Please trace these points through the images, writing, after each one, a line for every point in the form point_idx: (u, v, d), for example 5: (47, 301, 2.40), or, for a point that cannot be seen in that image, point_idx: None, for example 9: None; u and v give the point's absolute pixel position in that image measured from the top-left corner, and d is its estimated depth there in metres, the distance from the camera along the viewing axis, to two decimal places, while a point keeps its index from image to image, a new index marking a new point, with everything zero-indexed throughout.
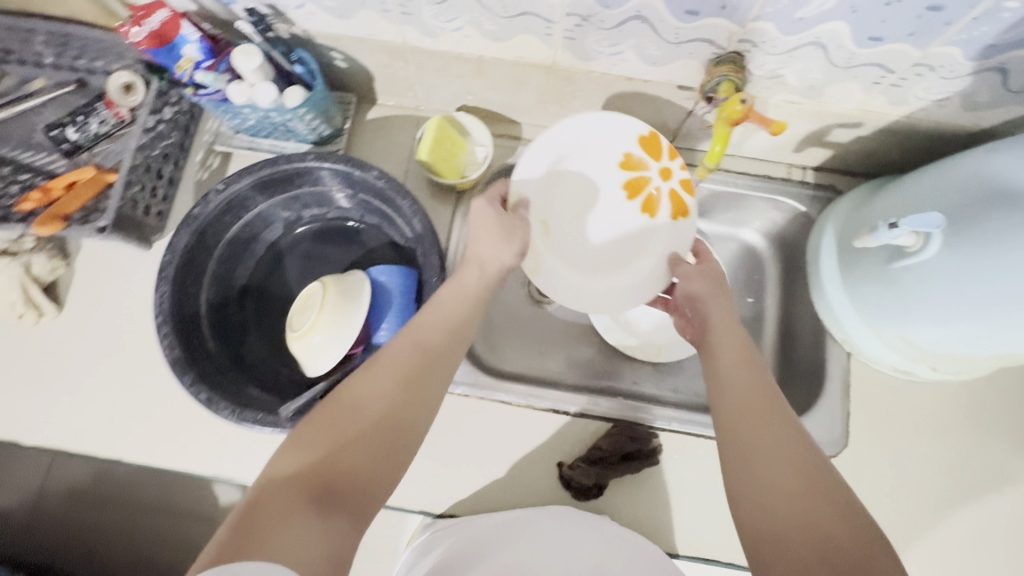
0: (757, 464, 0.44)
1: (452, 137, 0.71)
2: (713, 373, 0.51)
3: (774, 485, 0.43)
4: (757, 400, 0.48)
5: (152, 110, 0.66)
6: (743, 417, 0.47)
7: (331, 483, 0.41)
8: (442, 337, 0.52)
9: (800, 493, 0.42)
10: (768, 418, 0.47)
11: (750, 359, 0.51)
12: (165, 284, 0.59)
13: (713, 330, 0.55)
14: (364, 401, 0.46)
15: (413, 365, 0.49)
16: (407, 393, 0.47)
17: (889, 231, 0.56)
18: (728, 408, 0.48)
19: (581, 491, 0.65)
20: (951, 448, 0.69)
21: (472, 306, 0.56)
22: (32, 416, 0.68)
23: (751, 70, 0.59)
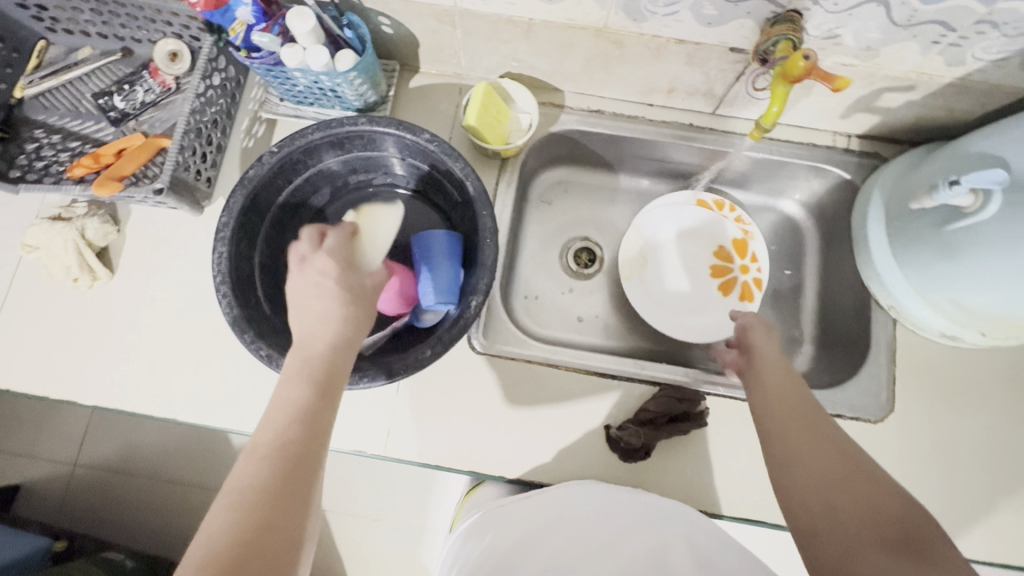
0: (803, 465, 0.49)
1: (498, 104, 0.71)
2: (761, 394, 0.55)
3: (825, 486, 0.47)
4: (811, 427, 0.51)
5: (203, 75, 0.68)
6: (798, 446, 0.50)
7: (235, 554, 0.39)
8: (298, 382, 0.49)
9: (846, 487, 0.47)
10: (803, 426, 0.51)
11: (790, 379, 0.56)
12: (223, 244, 0.60)
13: (763, 358, 0.59)
14: (250, 468, 0.44)
15: (283, 413, 0.47)
16: (292, 444, 0.45)
17: (949, 188, 0.55)
18: (776, 427, 0.52)
19: (629, 452, 0.66)
20: (999, 413, 0.69)
21: (340, 324, 0.52)
22: (88, 377, 0.69)
23: (807, 30, 0.59)
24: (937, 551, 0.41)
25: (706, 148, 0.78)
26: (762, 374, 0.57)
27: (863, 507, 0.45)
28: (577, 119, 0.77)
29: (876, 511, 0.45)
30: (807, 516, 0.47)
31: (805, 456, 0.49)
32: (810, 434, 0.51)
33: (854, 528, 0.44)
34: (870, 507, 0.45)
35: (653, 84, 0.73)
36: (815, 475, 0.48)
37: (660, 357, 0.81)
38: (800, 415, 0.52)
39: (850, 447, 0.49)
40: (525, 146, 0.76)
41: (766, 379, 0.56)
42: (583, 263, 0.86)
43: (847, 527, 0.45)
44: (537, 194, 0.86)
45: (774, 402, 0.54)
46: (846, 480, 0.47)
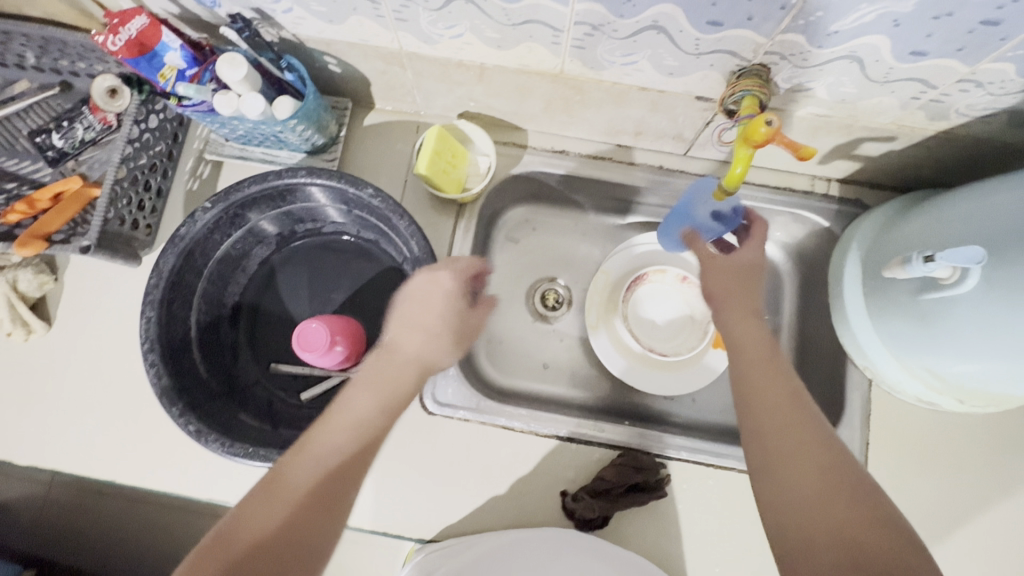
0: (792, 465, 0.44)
1: (452, 148, 0.67)
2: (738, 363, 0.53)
3: (807, 477, 0.43)
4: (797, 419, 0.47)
5: (135, 120, 0.63)
6: (780, 421, 0.47)
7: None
8: (373, 406, 0.50)
9: (821, 479, 0.43)
10: (786, 413, 0.48)
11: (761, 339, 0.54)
12: (151, 310, 0.56)
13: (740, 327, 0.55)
14: (263, 519, 0.43)
15: (317, 468, 0.46)
16: (319, 510, 0.44)
17: (922, 264, 0.51)
18: (752, 406, 0.49)
19: (584, 522, 0.63)
20: (974, 481, 0.66)
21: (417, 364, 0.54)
22: (25, 436, 0.66)
23: (777, 83, 0.54)
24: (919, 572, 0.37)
25: (676, 191, 0.73)
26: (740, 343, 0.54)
27: (832, 504, 0.42)
28: (541, 160, 0.73)
29: (854, 519, 0.41)
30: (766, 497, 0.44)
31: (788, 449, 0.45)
32: (784, 417, 0.47)
33: (828, 532, 0.40)
34: (850, 519, 0.41)
35: (620, 127, 0.68)
36: (791, 471, 0.44)
37: (626, 410, 0.77)
38: (783, 402, 0.48)
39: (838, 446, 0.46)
40: (484, 190, 0.71)
41: (754, 361, 0.52)
42: (550, 306, 0.82)
43: (813, 527, 0.41)
44: (502, 234, 0.82)
45: (756, 385, 0.50)
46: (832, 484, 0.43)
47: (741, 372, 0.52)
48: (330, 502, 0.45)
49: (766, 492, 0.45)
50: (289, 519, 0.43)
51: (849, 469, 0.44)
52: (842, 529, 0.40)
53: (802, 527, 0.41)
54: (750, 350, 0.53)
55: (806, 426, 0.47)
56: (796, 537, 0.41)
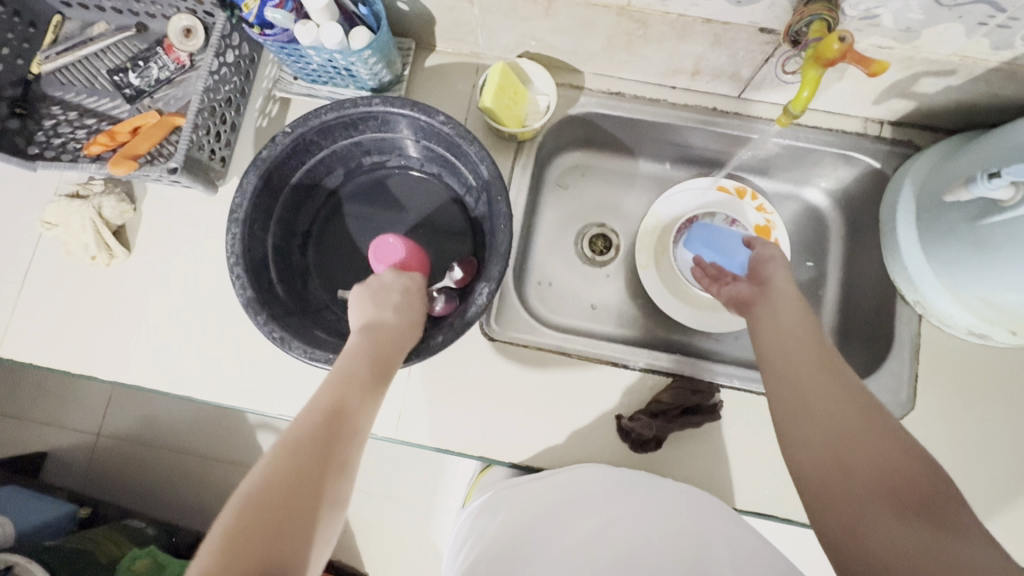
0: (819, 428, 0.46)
1: (514, 85, 0.69)
2: (772, 332, 0.55)
3: (842, 426, 0.45)
4: (833, 374, 0.49)
5: (217, 52, 0.66)
6: (809, 385, 0.49)
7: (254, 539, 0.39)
8: (359, 359, 0.53)
9: (857, 426, 0.45)
10: (820, 368, 0.50)
11: (795, 304, 0.56)
12: (237, 226, 0.60)
13: (778, 298, 0.58)
14: (277, 457, 0.44)
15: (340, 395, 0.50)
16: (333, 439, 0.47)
17: (987, 182, 0.52)
18: (782, 370, 0.51)
19: (639, 443, 0.65)
20: (1022, 415, 0.67)
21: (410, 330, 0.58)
22: (109, 354, 0.70)
23: (843, 9, 0.55)
24: (962, 523, 0.38)
25: (729, 133, 0.75)
26: (778, 307, 0.57)
27: (872, 447, 0.43)
28: (596, 102, 0.75)
29: (892, 457, 0.42)
30: (801, 443, 0.46)
31: (817, 403, 0.47)
32: (816, 372, 0.49)
33: (868, 473, 0.42)
34: (891, 463, 0.42)
35: (677, 66, 0.70)
36: (827, 419, 0.46)
37: (673, 349, 0.79)
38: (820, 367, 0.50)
39: (872, 400, 0.47)
40: (543, 129, 0.74)
41: (787, 331, 0.54)
42: (598, 250, 0.84)
43: (853, 468, 0.43)
44: (552, 179, 0.84)
45: (788, 347, 0.52)
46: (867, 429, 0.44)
47: (774, 338, 0.54)
48: (328, 451, 0.46)
49: (796, 436, 0.47)
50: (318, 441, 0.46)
51: (880, 416, 0.45)
52: (880, 471, 0.42)
53: (843, 470, 0.43)
54: (787, 319, 0.55)
55: (840, 379, 0.48)
56: (834, 477, 0.43)
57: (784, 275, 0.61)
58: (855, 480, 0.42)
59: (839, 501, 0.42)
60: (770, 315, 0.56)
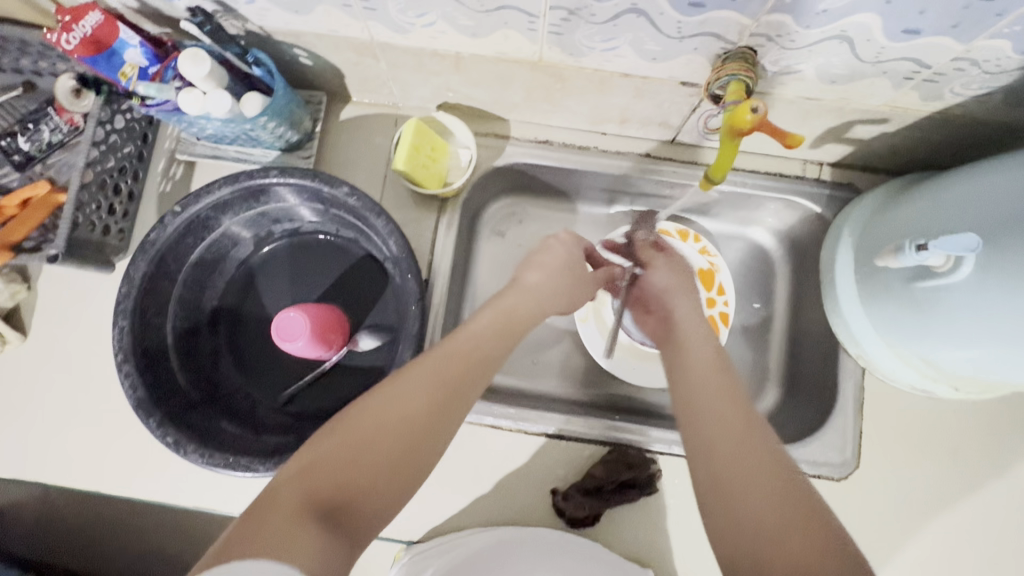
0: (739, 484, 0.42)
1: (430, 141, 0.65)
2: (679, 366, 0.53)
3: (754, 479, 0.42)
4: (747, 431, 0.45)
5: (100, 121, 0.61)
6: (726, 444, 0.44)
7: (336, 498, 0.39)
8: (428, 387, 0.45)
9: (760, 477, 0.42)
10: (731, 417, 0.46)
11: (711, 353, 0.53)
12: (124, 318, 0.55)
13: (684, 328, 0.58)
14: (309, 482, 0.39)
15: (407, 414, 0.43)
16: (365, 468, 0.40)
17: (915, 252, 0.50)
18: (690, 412, 0.48)
19: (575, 520, 0.62)
20: (970, 468, 0.65)
21: (502, 342, 0.51)
22: (7, 447, 0.65)
23: (764, 66, 0.52)
24: None
25: (665, 180, 0.71)
26: (683, 339, 0.56)
27: (775, 507, 0.40)
28: (524, 151, 0.71)
29: (789, 523, 0.39)
30: (706, 488, 0.44)
31: (734, 458, 0.43)
32: (729, 419, 0.46)
33: (767, 531, 0.39)
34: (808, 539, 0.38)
35: (604, 114, 0.66)
36: (742, 471, 0.43)
37: (618, 404, 0.76)
38: (738, 414, 0.46)
39: (789, 459, 0.44)
40: (467, 184, 0.69)
41: (708, 369, 0.51)
42: None
43: (745, 521, 0.41)
44: (487, 227, 0.79)
45: (701, 396, 0.48)
46: (783, 493, 0.41)
47: (682, 390, 0.50)
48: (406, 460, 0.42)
49: (704, 482, 0.44)
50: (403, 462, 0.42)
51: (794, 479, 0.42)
52: (774, 532, 0.39)
53: (734, 522, 0.41)
54: (700, 359, 0.52)
55: (755, 435, 0.45)
56: (727, 528, 0.41)
57: (688, 304, 0.60)
58: (746, 538, 0.40)
59: (735, 550, 0.40)
60: (681, 364, 0.53)
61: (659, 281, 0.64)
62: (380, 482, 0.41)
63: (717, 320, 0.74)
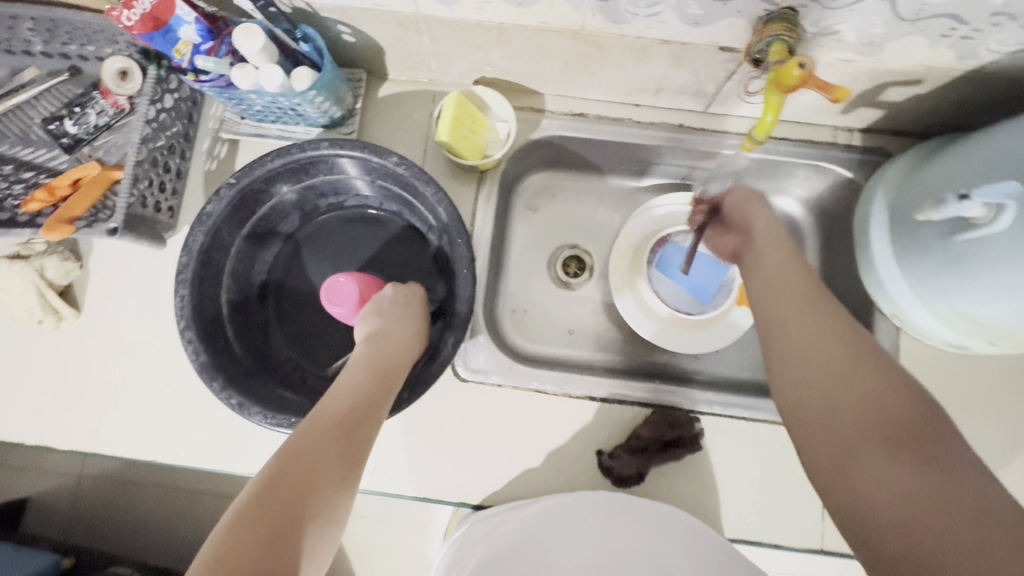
0: (808, 371, 0.45)
1: (471, 114, 0.66)
2: (757, 274, 0.55)
3: (845, 375, 0.43)
4: (817, 317, 0.48)
5: (152, 99, 0.63)
6: (798, 335, 0.48)
7: (276, 519, 0.39)
8: (362, 370, 0.52)
9: (853, 371, 0.43)
10: (820, 320, 0.48)
11: (789, 261, 0.54)
12: (185, 287, 0.56)
13: (756, 236, 0.58)
14: (277, 467, 0.42)
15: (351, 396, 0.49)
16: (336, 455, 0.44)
17: (957, 203, 0.51)
18: (772, 312, 0.51)
19: (621, 479, 0.64)
20: (1004, 422, 0.67)
21: (379, 386, 0.51)
22: (67, 420, 0.67)
23: (804, 27, 0.53)
24: (954, 452, 0.36)
25: (698, 150, 0.73)
26: (758, 247, 0.57)
27: (870, 391, 0.41)
28: (559, 124, 0.72)
29: (884, 397, 0.41)
30: (796, 396, 0.45)
31: (805, 347, 0.47)
32: (823, 322, 0.47)
33: (851, 421, 0.41)
34: (879, 400, 0.41)
35: (639, 85, 0.68)
36: (835, 366, 0.44)
37: (654, 371, 0.78)
38: (808, 306, 0.49)
39: (863, 338, 0.46)
40: (505, 157, 0.71)
41: (776, 277, 0.54)
42: (573, 272, 0.81)
43: (838, 412, 0.42)
44: (521, 202, 0.81)
45: (788, 309, 0.50)
46: (879, 376, 0.42)
47: (767, 300, 0.53)
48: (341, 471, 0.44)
49: (794, 390, 0.46)
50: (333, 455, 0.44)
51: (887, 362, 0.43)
52: (871, 412, 0.40)
53: (827, 418, 0.42)
54: (768, 265, 0.55)
55: (847, 331, 0.46)
56: (819, 421, 0.43)
57: (766, 215, 0.60)
58: (840, 425, 0.41)
59: (826, 444, 0.42)
60: (764, 275, 0.55)
61: (738, 200, 0.63)
62: (328, 464, 0.43)
63: None
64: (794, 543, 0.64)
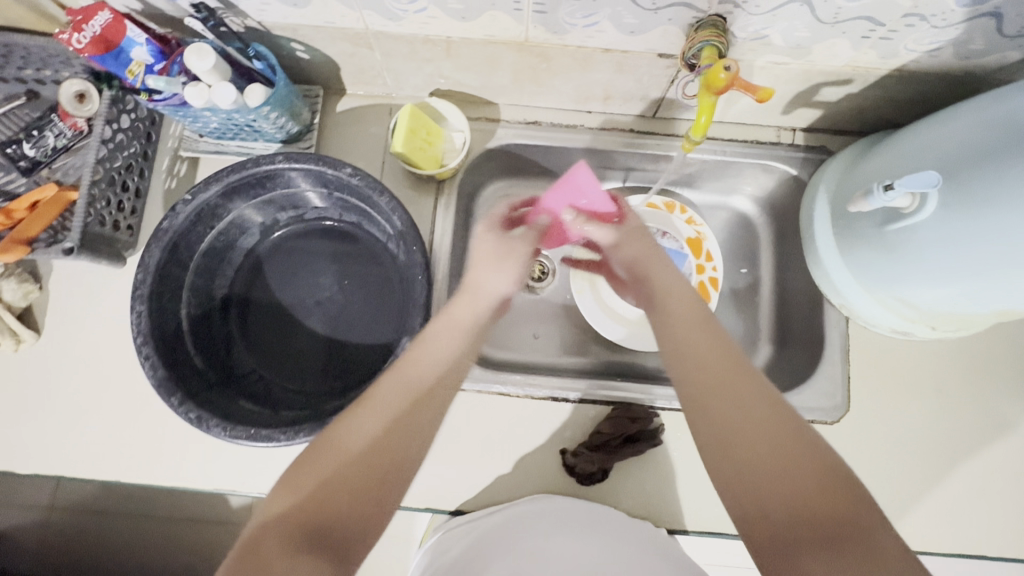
0: (742, 450, 0.44)
1: (425, 125, 0.68)
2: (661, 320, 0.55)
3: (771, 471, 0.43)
4: (732, 386, 0.47)
5: (108, 119, 0.63)
6: (716, 408, 0.46)
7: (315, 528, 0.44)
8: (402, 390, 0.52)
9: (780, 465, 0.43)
10: (736, 402, 0.46)
11: (689, 306, 0.55)
12: (141, 303, 0.57)
13: (657, 289, 0.58)
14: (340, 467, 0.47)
15: (375, 429, 0.49)
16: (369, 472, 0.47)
17: (883, 193, 0.53)
18: (676, 364, 0.50)
19: (585, 476, 0.66)
20: (952, 404, 0.69)
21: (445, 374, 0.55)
22: (27, 445, 0.66)
23: (733, 33, 0.56)
24: (879, 543, 0.38)
25: (651, 152, 0.75)
26: (664, 307, 0.56)
27: (790, 479, 0.42)
28: (515, 133, 0.74)
29: (807, 493, 0.41)
30: (735, 487, 0.44)
31: (733, 423, 0.45)
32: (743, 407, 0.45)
33: (778, 503, 0.42)
34: (804, 479, 0.42)
35: (588, 92, 0.70)
36: (749, 454, 0.44)
37: (619, 371, 0.79)
38: (723, 374, 0.48)
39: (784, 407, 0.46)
40: (462, 166, 0.73)
41: (681, 328, 0.52)
42: (536, 277, 0.83)
43: (765, 506, 0.42)
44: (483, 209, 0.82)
45: (711, 399, 0.47)
46: (785, 455, 0.43)
47: (679, 359, 0.50)
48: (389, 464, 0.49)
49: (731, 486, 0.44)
50: (366, 468, 0.47)
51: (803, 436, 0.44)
52: (795, 507, 0.41)
53: (762, 516, 0.42)
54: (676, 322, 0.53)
55: (757, 403, 0.46)
56: (752, 521, 0.43)
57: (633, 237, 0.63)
58: (775, 523, 0.41)
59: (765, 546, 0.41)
60: (665, 324, 0.54)
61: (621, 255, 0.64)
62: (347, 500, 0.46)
63: (709, 284, 0.78)
64: None
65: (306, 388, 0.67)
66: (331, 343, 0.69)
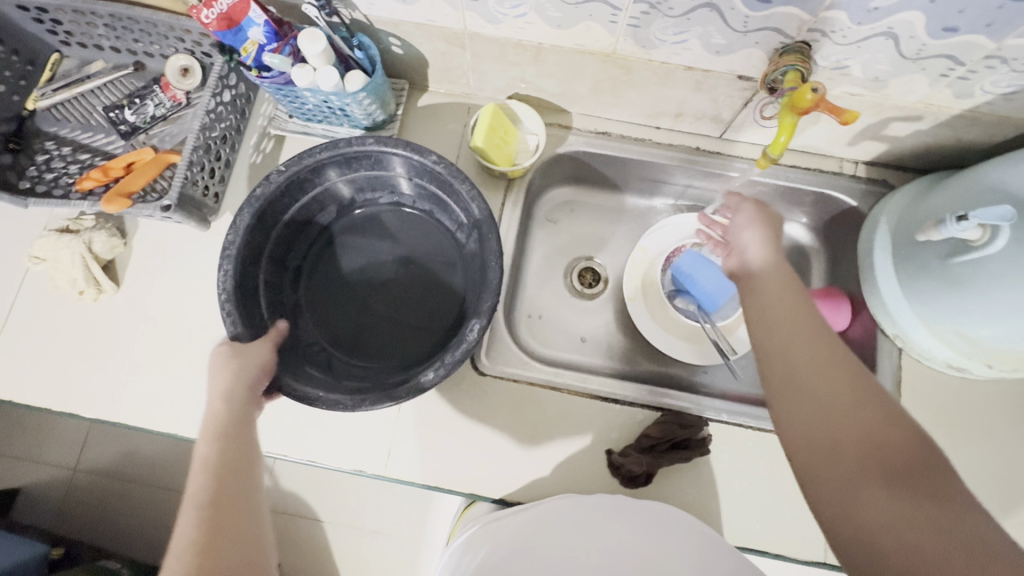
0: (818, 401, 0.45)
1: (504, 125, 0.72)
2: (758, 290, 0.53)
3: (847, 419, 0.43)
4: (822, 341, 0.48)
5: (214, 93, 0.68)
6: (798, 352, 0.47)
7: None
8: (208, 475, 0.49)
9: (849, 412, 0.43)
10: (817, 356, 0.47)
11: (791, 281, 0.52)
12: (228, 262, 0.60)
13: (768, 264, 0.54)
14: None
15: (188, 525, 0.46)
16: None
17: (956, 224, 0.55)
18: (766, 330, 0.50)
19: (630, 478, 0.66)
20: (1004, 447, 0.69)
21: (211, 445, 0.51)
22: (92, 390, 0.69)
23: (816, 60, 0.59)
24: (955, 492, 0.38)
25: (712, 172, 0.78)
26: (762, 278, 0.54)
27: (866, 428, 0.42)
28: (584, 141, 0.78)
29: (881, 435, 0.42)
30: (800, 429, 0.45)
31: (807, 373, 0.46)
32: (862, 420, 0.43)
33: (852, 442, 0.42)
34: (876, 434, 0.42)
35: (660, 109, 0.73)
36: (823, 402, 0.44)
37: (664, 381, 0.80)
38: (801, 325, 0.49)
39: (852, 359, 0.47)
40: (532, 167, 0.76)
41: (772, 294, 0.52)
42: (587, 283, 0.85)
43: (839, 445, 0.42)
44: (542, 213, 0.86)
45: (786, 350, 0.48)
46: (858, 399, 0.44)
47: (767, 326, 0.50)
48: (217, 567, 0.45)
49: (802, 433, 0.45)
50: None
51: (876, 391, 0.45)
52: (874, 454, 0.41)
53: (831, 449, 0.42)
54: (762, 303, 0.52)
55: (839, 361, 0.46)
56: (824, 459, 0.43)
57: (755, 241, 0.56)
58: (844, 457, 0.42)
59: (830, 494, 0.41)
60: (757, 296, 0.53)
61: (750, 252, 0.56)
62: None
63: None
64: (798, 554, 0.65)
65: (366, 363, 0.69)
66: (391, 323, 0.71)
